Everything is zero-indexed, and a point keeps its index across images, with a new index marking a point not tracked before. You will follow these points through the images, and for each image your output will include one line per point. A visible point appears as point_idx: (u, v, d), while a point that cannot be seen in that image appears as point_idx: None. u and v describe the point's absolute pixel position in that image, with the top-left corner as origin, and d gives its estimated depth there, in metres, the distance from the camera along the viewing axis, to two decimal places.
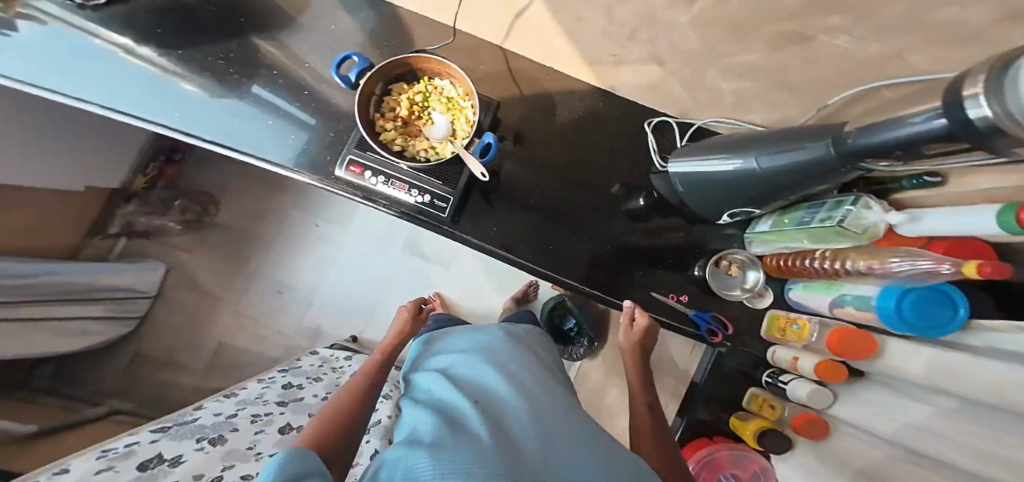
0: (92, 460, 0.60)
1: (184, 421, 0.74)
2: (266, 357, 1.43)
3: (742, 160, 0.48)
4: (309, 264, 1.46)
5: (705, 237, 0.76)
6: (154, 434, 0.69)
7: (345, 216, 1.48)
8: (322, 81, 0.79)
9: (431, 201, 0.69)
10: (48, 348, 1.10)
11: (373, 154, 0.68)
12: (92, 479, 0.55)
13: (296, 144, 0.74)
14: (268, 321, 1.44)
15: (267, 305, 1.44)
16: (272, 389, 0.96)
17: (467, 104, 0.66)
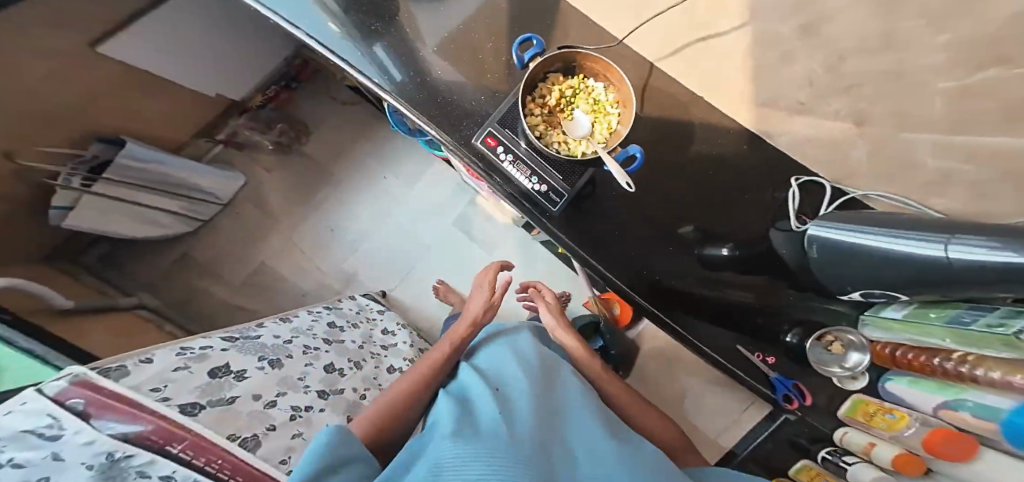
0: (171, 352, 0.60)
1: (246, 335, 0.74)
2: (298, 288, 1.45)
3: (891, 241, 0.45)
4: (364, 215, 1.47)
5: (795, 302, 0.72)
6: (221, 342, 0.69)
7: (414, 176, 1.49)
8: (497, 36, 0.73)
9: (545, 192, 0.67)
10: (120, 231, 1.16)
11: (509, 131, 0.68)
12: (170, 376, 0.56)
13: (435, 90, 0.72)
14: (314, 256, 1.46)
15: (319, 241, 1.46)
16: (318, 326, 0.95)
17: (615, 111, 0.61)
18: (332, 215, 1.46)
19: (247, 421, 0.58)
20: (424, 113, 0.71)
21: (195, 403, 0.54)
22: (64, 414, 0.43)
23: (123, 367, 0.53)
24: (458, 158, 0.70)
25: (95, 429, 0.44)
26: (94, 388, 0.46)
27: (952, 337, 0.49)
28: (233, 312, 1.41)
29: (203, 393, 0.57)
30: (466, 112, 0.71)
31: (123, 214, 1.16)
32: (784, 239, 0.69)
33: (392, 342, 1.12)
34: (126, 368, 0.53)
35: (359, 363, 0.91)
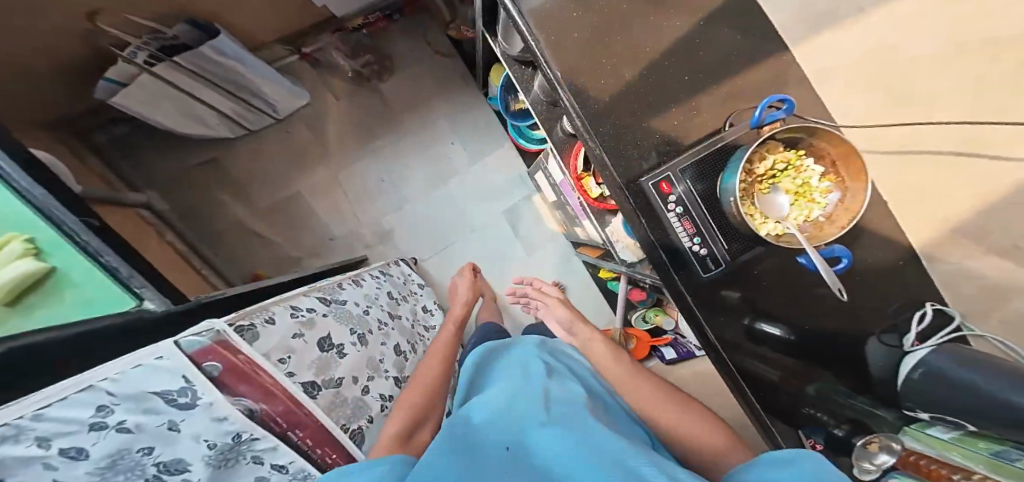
0: (286, 312, 0.56)
1: (333, 299, 0.67)
2: (327, 232, 1.30)
3: (975, 369, 0.40)
4: (416, 177, 1.32)
5: (834, 395, 0.60)
6: (321, 305, 0.63)
7: (482, 149, 1.33)
8: (705, 46, 0.60)
9: (702, 256, 0.61)
10: (163, 119, 1.04)
11: (691, 179, 0.57)
12: (289, 345, 0.53)
13: (613, 103, 0.61)
14: (354, 202, 1.31)
15: (365, 187, 1.31)
16: (383, 293, 0.86)
17: (822, 201, 0.53)
18: (384, 165, 1.31)
19: (351, 410, 0.57)
20: (595, 125, 0.61)
21: (315, 384, 0.53)
22: (199, 378, 0.41)
23: (253, 325, 0.50)
24: (618, 192, 0.61)
25: (229, 402, 0.42)
26: (230, 353, 0.44)
27: (985, 463, 0.37)
28: (247, 236, 1.27)
29: (318, 371, 0.54)
30: (638, 141, 0.60)
31: (171, 101, 1.01)
32: (884, 355, 0.58)
33: (432, 323, 1.04)
34: (253, 330, 0.49)
35: (415, 346, 0.85)
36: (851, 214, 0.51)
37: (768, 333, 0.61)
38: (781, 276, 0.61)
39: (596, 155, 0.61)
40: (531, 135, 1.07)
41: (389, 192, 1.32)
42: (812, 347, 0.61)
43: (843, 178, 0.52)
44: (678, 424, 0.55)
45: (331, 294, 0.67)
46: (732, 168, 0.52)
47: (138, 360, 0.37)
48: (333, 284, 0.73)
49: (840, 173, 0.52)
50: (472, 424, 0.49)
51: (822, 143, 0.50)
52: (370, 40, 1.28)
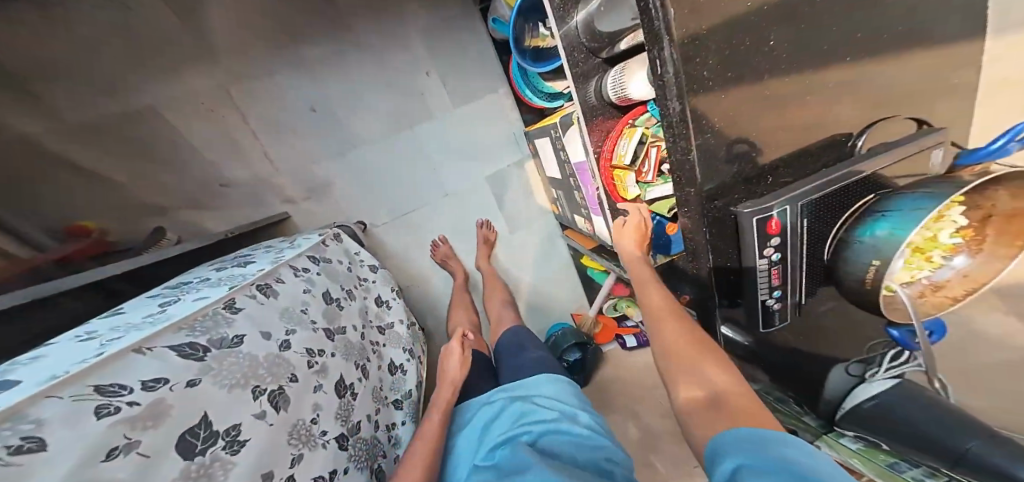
0: (87, 408, 0.24)
1: (219, 337, 0.37)
2: (196, 175, 0.81)
3: (906, 398, 0.52)
4: (367, 118, 0.89)
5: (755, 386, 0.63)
6: (183, 366, 0.32)
7: (468, 86, 0.94)
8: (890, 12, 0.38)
9: (772, 307, 0.47)
10: None
11: (810, 217, 0.40)
12: (100, 477, 0.23)
13: (754, 74, 0.36)
14: (246, 129, 0.81)
15: (268, 110, 0.82)
16: (317, 297, 0.53)
17: (937, 259, 0.41)
18: (310, 84, 0.84)
19: None
20: (699, 117, 0.36)
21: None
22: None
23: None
24: (702, 216, 0.43)
25: None
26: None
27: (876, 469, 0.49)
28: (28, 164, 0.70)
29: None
30: (747, 155, 0.39)
31: None
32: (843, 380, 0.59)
33: (388, 321, 0.72)
34: (8, 468, 0.19)
35: (367, 368, 0.57)
36: (974, 284, 0.42)
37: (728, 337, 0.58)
38: (822, 322, 0.55)
39: (685, 161, 0.40)
40: (541, 86, 0.82)
41: (320, 130, 0.87)
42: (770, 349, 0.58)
43: (982, 236, 0.40)
44: (682, 367, 0.39)
45: (211, 330, 0.37)
46: (897, 217, 0.35)
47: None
48: (221, 297, 0.40)
49: (980, 232, 0.40)
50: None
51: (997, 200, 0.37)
52: None
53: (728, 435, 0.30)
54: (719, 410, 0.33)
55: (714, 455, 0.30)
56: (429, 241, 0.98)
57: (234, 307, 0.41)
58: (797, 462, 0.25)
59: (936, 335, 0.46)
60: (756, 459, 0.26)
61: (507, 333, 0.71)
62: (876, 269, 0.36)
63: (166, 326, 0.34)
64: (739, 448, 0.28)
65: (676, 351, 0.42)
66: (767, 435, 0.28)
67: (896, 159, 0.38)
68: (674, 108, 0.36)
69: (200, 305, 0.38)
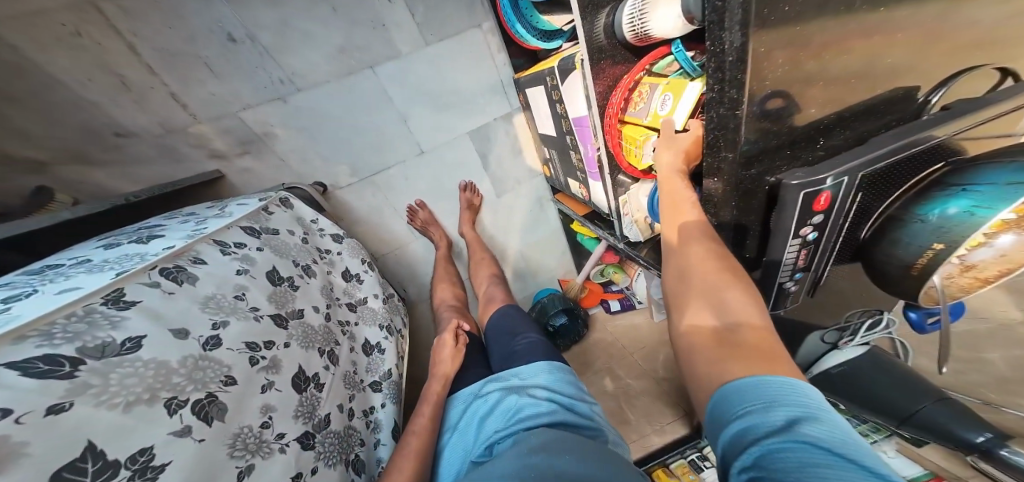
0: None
1: (97, 344, 0.27)
2: (73, 130, 0.57)
3: (864, 365, 0.58)
4: (312, 55, 0.66)
5: None
6: (38, 388, 0.23)
7: (453, 16, 0.73)
8: None
9: (791, 291, 0.42)
10: None
11: (862, 192, 0.34)
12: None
13: (844, 2, 0.27)
14: (133, 61, 0.56)
15: (162, 33, 0.56)
16: (257, 278, 0.43)
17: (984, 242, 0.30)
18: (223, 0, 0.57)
19: None
20: (755, 58, 0.27)
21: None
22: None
23: None
24: (738, 186, 0.36)
25: None
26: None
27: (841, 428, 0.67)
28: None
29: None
30: (801, 111, 0.32)
31: None
32: (810, 344, 0.59)
33: (360, 296, 0.64)
34: None
35: (335, 353, 0.49)
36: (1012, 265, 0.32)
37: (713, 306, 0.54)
38: (833, 301, 0.51)
39: (730, 117, 0.32)
40: (537, 21, 0.68)
41: (250, 69, 0.63)
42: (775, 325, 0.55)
43: None
44: (696, 292, 0.33)
45: (83, 337, 0.27)
46: (989, 194, 0.29)
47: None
48: (104, 288, 0.30)
49: None
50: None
51: None
52: None
53: (721, 391, 0.25)
54: (731, 344, 0.27)
55: (713, 414, 0.25)
56: (406, 206, 0.87)
57: (122, 301, 0.31)
58: (813, 420, 0.21)
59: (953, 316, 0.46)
60: (766, 429, 0.21)
61: (497, 315, 0.65)
62: (935, 253, 0.32)
63: (4, 334, 0.24)
64: (737, 410, 0.23)
65: (695, 275, 0.35)
66: (767, 383, 0.23)
67: (971, 125, 0.32)
68: (732, 43, 0.27)
69: (65, 300, 0.28)
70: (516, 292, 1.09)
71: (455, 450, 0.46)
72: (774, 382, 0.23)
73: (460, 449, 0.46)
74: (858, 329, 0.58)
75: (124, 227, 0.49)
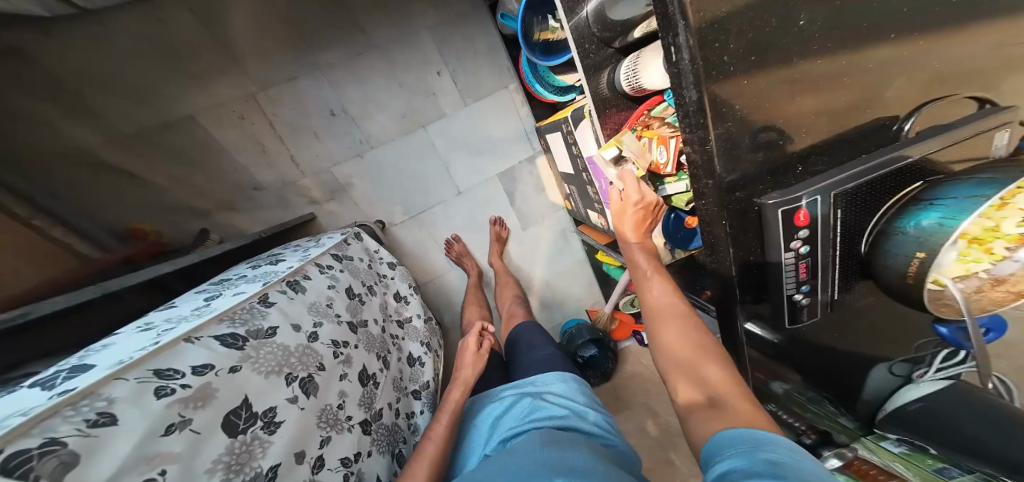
0: (144, 393, 0.28)
1: (255, 328, 0.40)
2: (225, 185, 0.79)
3: (950, 397, 0.50)
4: (382, 120, 0.84)
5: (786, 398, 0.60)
6: (224, 353, 0.35)
7: (488, 80, 0.89)
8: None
9: (799, 304, 0.45)
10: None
11: (842, 209, 0.38)
12: (157, 449, 0.27)
13: (788, 57, 0.34)
14: (271, 134, 0.78)
15: (290, 113, 0.77)
16: (341, 293, 0.56)
17: (1003, 249, 0.35)
18: (327, 85, 0.78)
19: None
20: (716, 107, 0.35)
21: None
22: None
23: (68, 449, 0.23)
24: (725, 210, 0.41)
25: None
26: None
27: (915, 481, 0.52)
28: (96, 174, 0.71)
29: (230, 476, 0.31)
30: (776, 143, 0.38)
31: None
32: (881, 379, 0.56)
33: (406, 315, 0.75)
34: (88, 442, 0.24)
35: (387, 358, 0.60)
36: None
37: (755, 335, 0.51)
38: (858, 325, 0.51)
39: (702, 152, 0.38)
40: (552, 80, 0.81)
41: (341, 134, 0.82)
42: (817, 357, 0.52)
43: None
44: (681, 369, 0.40)
45: (248, 323, 0.40)
46: (955, 206, 0.32)
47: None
48: (256, 293, 0.44)
49: None
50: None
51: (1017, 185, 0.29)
52: None
53: (720, 441, 0.29)
54: (720, 413, 0.33)
55: (713, 465, 0.28)
56: (443, 240, 1.00)
57: (267, 301, 0.44)
58: (788, 465, 0.24)
59: (996, 333, 0.43)
60: (746, 464, 0.25)
61: (521, 328, 0.72)
62: (920, 261, 0.34)
63: (211, 317, 0.38)
64: (731, 453, 0.27)
65: (677, 352, 0.41)
66: (761, 439, 0.27)
67: (937, 146, 0.35)
68: (692, 97, 0.35)
69: (238, 299, 0.42)
70: (543, 322, 1.13)
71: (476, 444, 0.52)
72: (765, 438, 0.27)
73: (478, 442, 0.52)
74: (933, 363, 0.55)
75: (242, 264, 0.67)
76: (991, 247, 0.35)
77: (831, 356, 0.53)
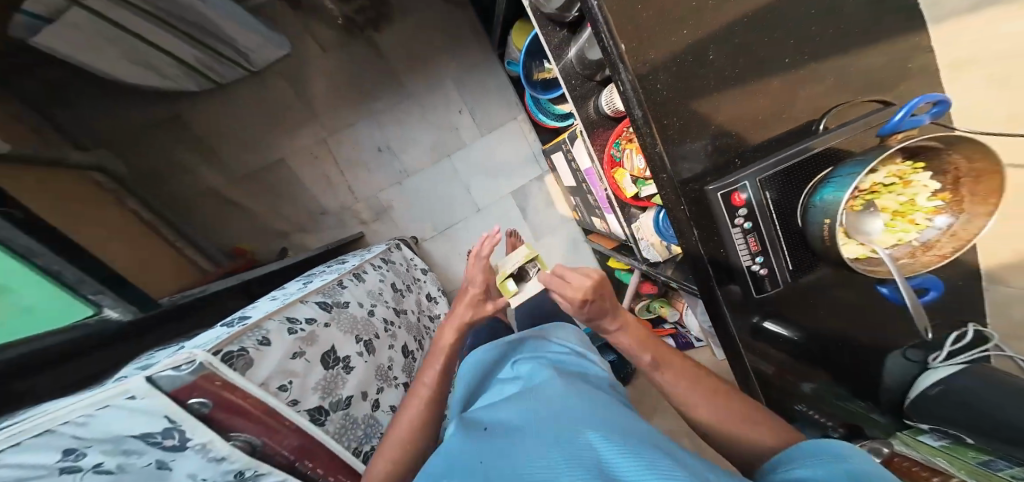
0: (282, 328, 0.49)
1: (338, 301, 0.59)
2: (314, 206, 1.15)
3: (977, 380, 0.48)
4: (415, 154, 1.15)
5: (816, 400, 0.60)
6: (321, 313, 0.55)
7: (493, 119, 1.15)
8: (830, 20, 0.46)
9: (760, 275, 0.53)
10: (115, 71, 0.87)
11: (771, 192, 0.49)
12: (288, 367, 0.47)
13: (694, 82, 0.48)
14: (344, 171, 1.14)
15: (356, 155, 1.14)
16: (389, 286, 0.75)
17: (921, 220, 0.45)
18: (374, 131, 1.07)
19: (362, 430, 0.53)
20: (659, 118, 0.49)
21: (321, 410, 0.48)
22: (185, 417, 0.37)
23: (244, 351, 0.43)
24: (680, 198, 0.53)
25: (225, 441, 0.40)
26: (212, 383, 0.39)
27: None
28: (221, 206, 1.11)
29: (324, 395, 0.49)
30: (713, 142, 0.50)
31: (118, 48, 0.83)
32: (901, 367, 0.57)
33: (438, 312, 0.90)
34: (251, 355, 0.43)
35: (422, 340, 0.77)
36: (963, 242, 0.43)
37: (772, 333, 0.57)
38: (837, 303, 0.55)
39: (657, 154, 0.52)
40: (552, 109, 0.96)
41: (384, 164, 1.15)
42: (810, 339, 0.56)
43: (958, 198, 0.43)
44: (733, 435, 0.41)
45: (333, 296, 0.60)
46: (841, 181, 0.41)
47: (106, 400, 0.34)
48: (336, 280, 0.64)
49: (960, 193, 0.42)
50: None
51: (880, 158, 0.39)
52: None
53: (808, 445, 0.34)
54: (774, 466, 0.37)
55: (798, 458, 0.34)
56: (466, 251, 1.16)
57: (342, 284, 0.64)
58: (866, 474, 0.29)
59: (932, 291, 0.47)
60: (827, 464, 0.31)
61: (530, 300, 0.85)
62: (829, 226, 0.43)
63: (312, 291, 0.58)
64: (815, 453, 0.33)
65: (720, 422, 0.41)
66: (848, 448, 0.32)
67: (836, 138, 0.45)
68: (638, 115, 0.50)
69: (325, 282, 0.63)
70: None
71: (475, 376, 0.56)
72: (854, 450, 0.31)
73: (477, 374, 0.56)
74: (951, 349, 0.55)
75: (312, 271, 0.81)
76: (908, 219, 0.46)
77: (822, 335, 0.57)
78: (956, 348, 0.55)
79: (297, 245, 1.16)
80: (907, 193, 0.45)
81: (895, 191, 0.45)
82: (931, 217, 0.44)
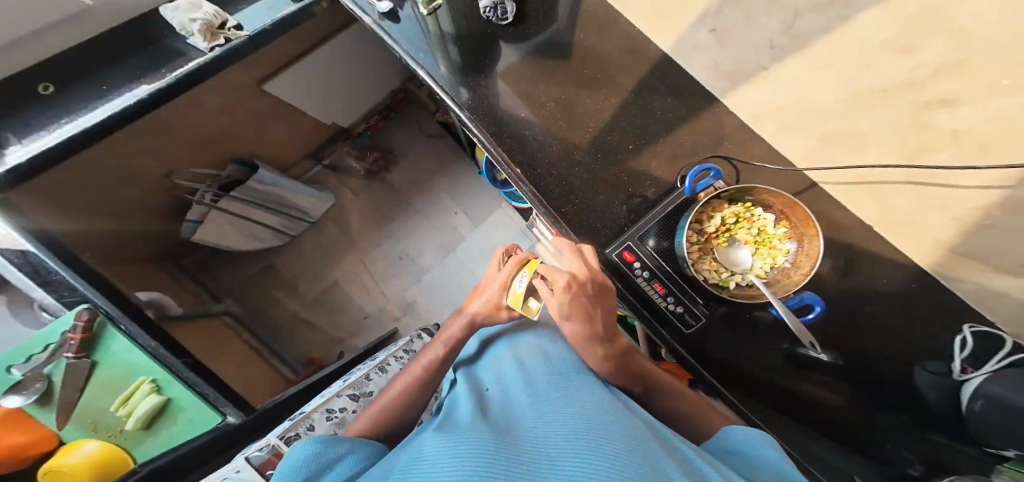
0: (323, 417, 0.70)
1: (364, 391, 0.79)
2: (361, 313, 1.42)
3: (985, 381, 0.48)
4: (429, 253, 1.41)
5: (834, 424, 0.57)
6: (351, 404, 0.75)
7: (482, 213, 1.42)
8: (649, 116, 0.67)
9: (681, 312, 0.61)
10: (235, 244, 1.31)
11: (652, 244, 0.62)
12: None
13: (573, 179, 0.67)
14: (377, 280, 1.43)
15: (383, 266, 1.43)
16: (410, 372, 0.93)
17: (780, 245, 0.53)
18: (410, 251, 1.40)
19: None
20: (557, 209, 0.66)
21: None
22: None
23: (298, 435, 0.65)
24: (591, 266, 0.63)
25: None
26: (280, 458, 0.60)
27: None
28: (297, 326, 1.42)
29: None
30: (602, 216, 0.66)
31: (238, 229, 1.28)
32: (932, 384, 0.55)
33: None
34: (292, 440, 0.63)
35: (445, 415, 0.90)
36: (814, 258, 0.48)
37: (813, 359, 0.59)
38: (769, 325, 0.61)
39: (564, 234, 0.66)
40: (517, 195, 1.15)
41: (408, 267, 1.42)
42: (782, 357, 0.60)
43: (798, 225, 0.51)
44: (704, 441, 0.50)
45: (362, 387, 0.80)
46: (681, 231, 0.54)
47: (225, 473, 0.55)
48: (366, 373, 0.84)
49: (794, 221, 0.51)
50: (396, 445, 0.43)
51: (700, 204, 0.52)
52: (372, 140, 1.49)
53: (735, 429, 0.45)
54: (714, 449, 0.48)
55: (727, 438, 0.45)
56: None
57: (371, 375, 0.84)
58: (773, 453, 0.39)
59: (816, 307, 0.49)
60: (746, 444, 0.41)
61: None
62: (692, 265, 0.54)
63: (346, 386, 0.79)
64: (738, 436, 0.43)
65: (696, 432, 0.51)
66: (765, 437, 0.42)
67: (677, 198, 0.61)
68: (541, 211, 0.67)
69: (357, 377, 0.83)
70: None
71: (485, 366, 0.64)
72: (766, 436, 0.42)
73: (488, 364, 0.64)
74: (961, 353, 0.52)
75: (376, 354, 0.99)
76: (768, 245, 0.54)
77: (768, 349, 0.61)
78: (970, 352, 0.52)
79: (351, 348, 1.40)
80: (751, 227, 0.54)
81: (738, 228, 0.54)
82: (783, 242, 0.52)
